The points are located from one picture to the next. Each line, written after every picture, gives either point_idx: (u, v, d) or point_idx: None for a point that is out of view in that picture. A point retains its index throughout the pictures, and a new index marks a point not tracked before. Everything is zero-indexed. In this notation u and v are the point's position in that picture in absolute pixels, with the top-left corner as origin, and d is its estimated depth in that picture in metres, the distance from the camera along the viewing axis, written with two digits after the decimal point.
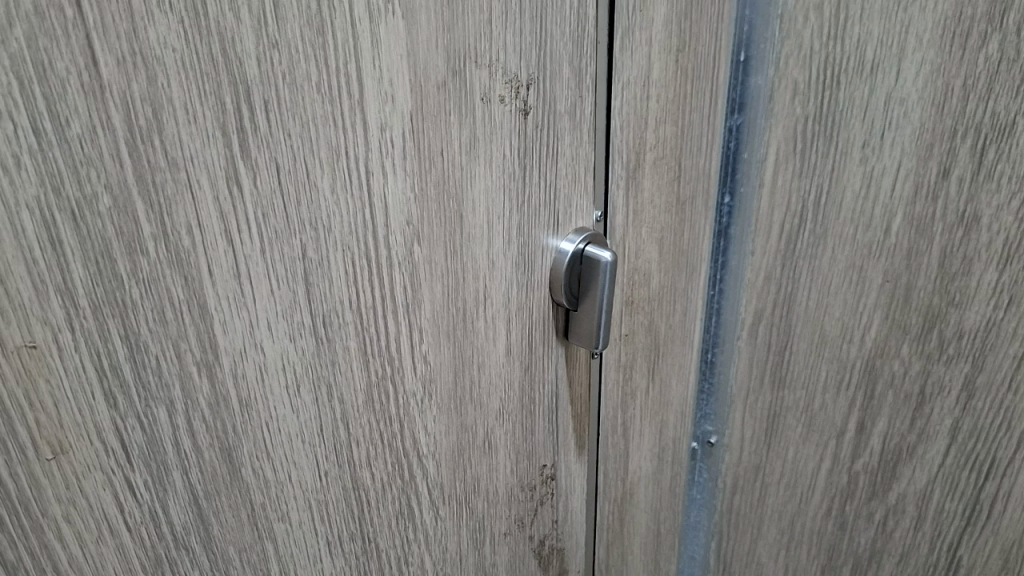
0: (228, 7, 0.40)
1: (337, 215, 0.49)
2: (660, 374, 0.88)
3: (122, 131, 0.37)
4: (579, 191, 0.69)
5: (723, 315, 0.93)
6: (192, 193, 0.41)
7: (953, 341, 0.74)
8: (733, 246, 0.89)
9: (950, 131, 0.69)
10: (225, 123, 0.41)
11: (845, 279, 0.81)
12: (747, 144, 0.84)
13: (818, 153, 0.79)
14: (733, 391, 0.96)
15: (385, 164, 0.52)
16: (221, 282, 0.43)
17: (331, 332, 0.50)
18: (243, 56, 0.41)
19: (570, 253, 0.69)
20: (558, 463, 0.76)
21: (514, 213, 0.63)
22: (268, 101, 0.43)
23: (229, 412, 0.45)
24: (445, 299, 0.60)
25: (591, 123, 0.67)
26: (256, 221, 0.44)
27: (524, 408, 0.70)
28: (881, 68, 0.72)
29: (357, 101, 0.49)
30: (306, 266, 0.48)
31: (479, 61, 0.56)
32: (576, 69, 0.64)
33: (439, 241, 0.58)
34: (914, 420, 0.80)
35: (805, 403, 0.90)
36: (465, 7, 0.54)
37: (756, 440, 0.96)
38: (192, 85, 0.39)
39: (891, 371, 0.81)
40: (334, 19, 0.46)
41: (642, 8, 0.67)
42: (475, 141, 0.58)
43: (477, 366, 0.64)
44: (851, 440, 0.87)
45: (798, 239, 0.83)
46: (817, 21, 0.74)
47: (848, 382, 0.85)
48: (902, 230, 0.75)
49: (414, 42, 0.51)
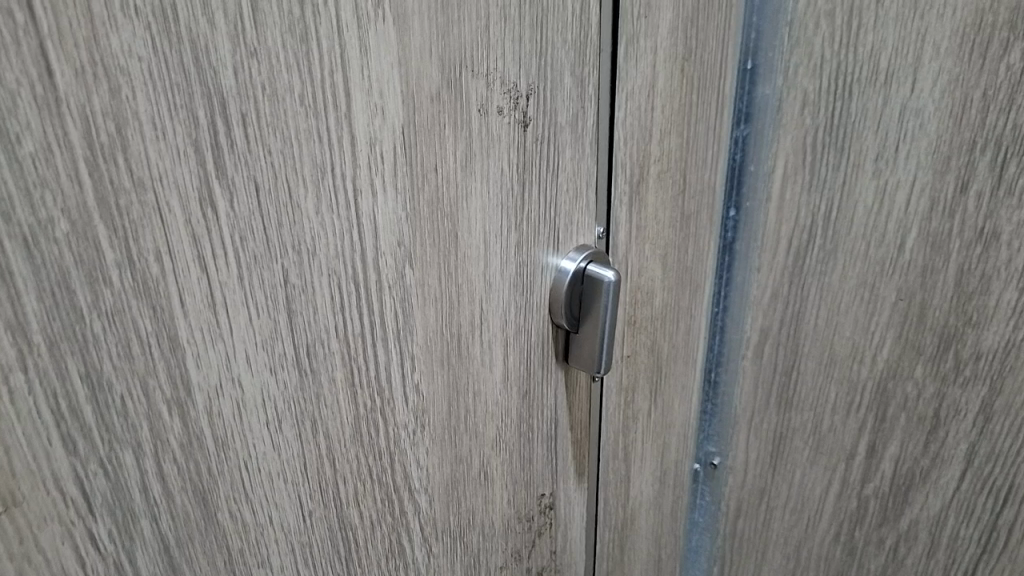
0: (202, 13, 0.36)
1: (322, 236, 0.45)
2: (663, 395, 0.84)
3: (81, 148, 0.33)
4: (580, 207, 0.65)
5: (727, 333, 0.89)
6: (161, 216, 0.37)
7: (971, 362, 0.71)
8: (737, 261, 0.86)
9: (968, 143, 0.65)
10: (198, 139, 0.38)
11: (856, 296, 0.78)
12: (754, 155, 0.80)
13: (829, 166, 0.75)
14: (737, 411, 0.92)
15: (374, 182, 0.48)
16: (194, 312, 0.40)
17: (316, 363, 0.47)
18: (219, 65, 0.38)
19: (571, 272, 0.65)
20: (557, 492, 0.73)
21: (511, 231, 0.60)
22: (246, 115, 0.39)
23: (202, 453, 0.42)
24: (440, 322, 0.56)
25: (593, 137, 0.64)
26: (234, 251, 0.41)
27: (522, 435, 0.67)
28: (896, 77, 0.68)
29: (345, 115, 0.45)
30: (288, 292, 0.44)
31: (475, 70, 0.53)
32: (578, 78, 0.61)
33: (433, 263, 0.54)
34: (927, 444, 0.77)
35: (812, 424, 0.86)
36: (462, 13, 0.51)
37: (761, 462, 0.92)
38: (160, 98, 0.36)
39: (904, 392, 0.77)
40: (320, 26, 0.42)
41: (646, 14, 0.64)
42: (471, 156, 0.54)
43: (474, 394, 0.60)
44: (861, 463, 0.83)
45: (807, 255, 0.80)
46: (827, 34, 0.71)
47: (857, 405, 0.82)
48: (917, 246, 0.72)
49: (407, 49, 0.48)
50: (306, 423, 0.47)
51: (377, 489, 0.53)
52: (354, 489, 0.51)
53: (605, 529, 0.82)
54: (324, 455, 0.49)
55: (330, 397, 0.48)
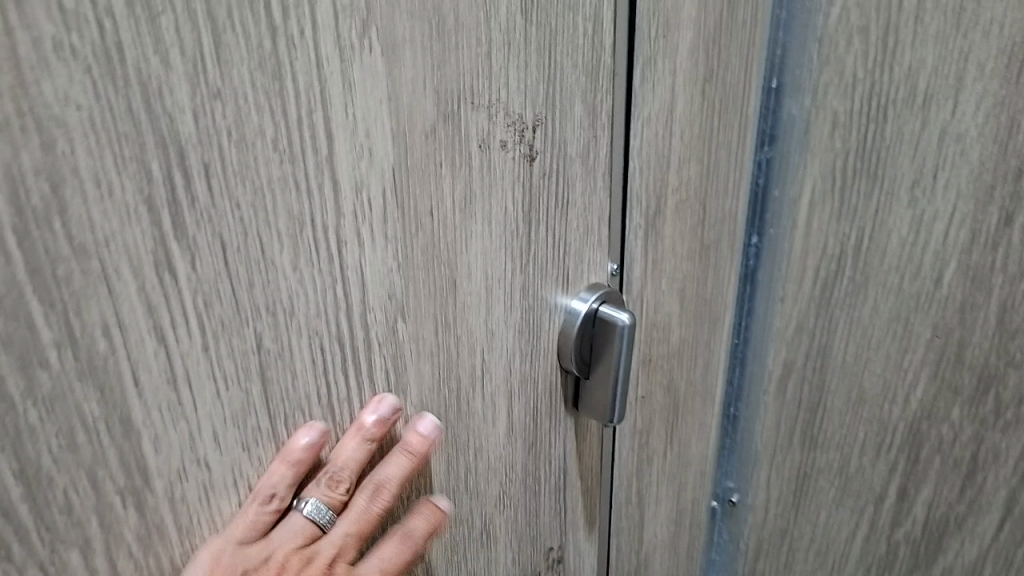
0: (153, 51, 0.31)
1: (301, 295, 0.40)
2: (680, 433, 0.79)
3: (7, 216, 0.29)
4: (592, 242, 0.60)
5: (747, 367, 0.83)
6: (109, 285, 0.32)
7: (1013, 406, 0.67)
8: (759, 292, 0.80)
9: (1015, 172, 0.61)
10: (151, 196, 0.33)
11: (888, 331, 0.72)
12: (778, 180, 0.74)
13: (859, 193, 0.69)
14: (757, 449, 0.85)
15: (361, 233, 0.43)
16: (151, 390, 0.35)
17: (290, 435, 0.42)
18: (175, 111, 0.33)
19: (582, 315, 0.60)
20: (566, 544, 0.69)
21: (516, 276, 0.54)
22: (208, 166, 0.34)
23: (164, 540, 0.38)
24: (434, 380, 0.51)
25: (607, 167, 0.59)
26: (201, 319, 0.36)
27: (527, 490, 0.62)
28: (936, 99, 0.62)
29: (325, 157, 0.40)
30: (262, 357, 0.39)
31: (476, 102, 0.47)
32: (590, 105, 0.56)
33: (428, 316, 0.49)
34: (963, 489, 0.73)
35: (838, 465, 0.80)
36: (460, 38, 0.45)
37: (782, 502, 0.86)
38: (106, 150, 0.31)
39: (938, 435, 0.72)
40: (294, 61, 0.37)
41: (665, 30, 0.58)
42: (472, 198, 0.49)
43: (473, 453, 0.56)
44: (890, 506, 0.78)
45: (835, 287, 0.74)
46: (868, 52, 0.65)
47: (888, 446, 0.76)
48: (956, 281, 0.66)
49: (396, 82, 0.42)
50: (285, 493, 0.43)
51: (366, 556, 0.49)
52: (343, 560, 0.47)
53: (614, 574, 0.78)
54: (308, 526, 0.45)
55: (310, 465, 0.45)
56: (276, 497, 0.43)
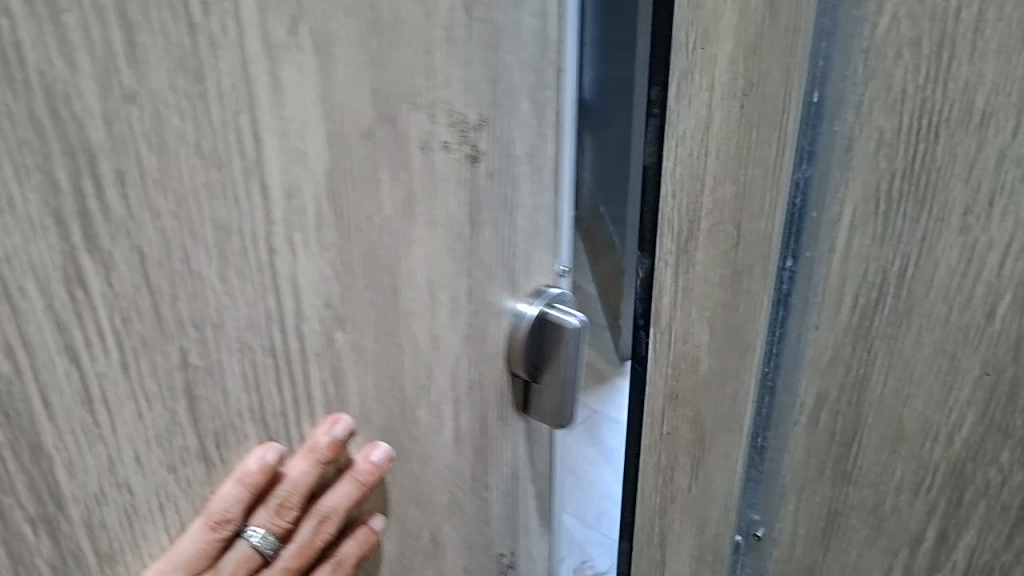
0: (60, 55, 0.45)
1: (231, 308, 0.59)
2: (715, 442, 0.85)
3: None
4: (540, 244, 0.83)
5: (778, 395, 0.78)
6: (13, 303, 0.48)
7: None
8: (793, 316, 0.74)
9: None
10: (57, 208, 0.47)
11: (932, 366, 0.66)
12: (818, 199, 0.68)
13: (906, 218, 0.63)
14: (786, 480, 0.80)
15: (293, 242, 0.61)
16: (64, 411, 0.52)
17: (261, 374, 0.63)
18: (83, 111, 0.47)
19: (530, 319, 0.84)
20: (517, 549, 0.97)
21: (477, 286, 0.78)
22: (122, 173, 0.50)
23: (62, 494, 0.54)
24: (376, 385, 0.73)
25: (552, 157, 0.79)
26: (115, 326, 0.53)
27: (474, 487, 0.87)
28: (994, 119, 0.56)
29: (255, 162, 0.57)
30: (189, 371, 0.58)
31: (416, 102, 0.65)
32: (535, 99, 0.75)
33: (369, 326, 0.70)
34: (1010, 537, 0.66)
35: (872, 502, 0.74)
36: (395, 43, 0.62)
37: (811, 538, 0.80)
38: (20, 161, 0.45)
39: (985, 478, 0.66)
40: (221, 75, 0.53)
41: (703, 68, 0.71)
42: (412, 201, 0.68)
43: (417, 442, 0.79)
44: (928, 550, 0.72)
45: (876, 316, 0.68)
46: (927, 66, 0.58)
47: (927, 486, 0.70)
48: (1010, 316, 0.60)
49: (330, 81, 0.59)
50: (237, 517, 0.65)
51: (305, 562, 0.72)
52: (286, 564, 0.70)
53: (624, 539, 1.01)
54: (252, 551, 0.68)
55: (265, 488, 0.67)
56: (228, 520, 0.64)
